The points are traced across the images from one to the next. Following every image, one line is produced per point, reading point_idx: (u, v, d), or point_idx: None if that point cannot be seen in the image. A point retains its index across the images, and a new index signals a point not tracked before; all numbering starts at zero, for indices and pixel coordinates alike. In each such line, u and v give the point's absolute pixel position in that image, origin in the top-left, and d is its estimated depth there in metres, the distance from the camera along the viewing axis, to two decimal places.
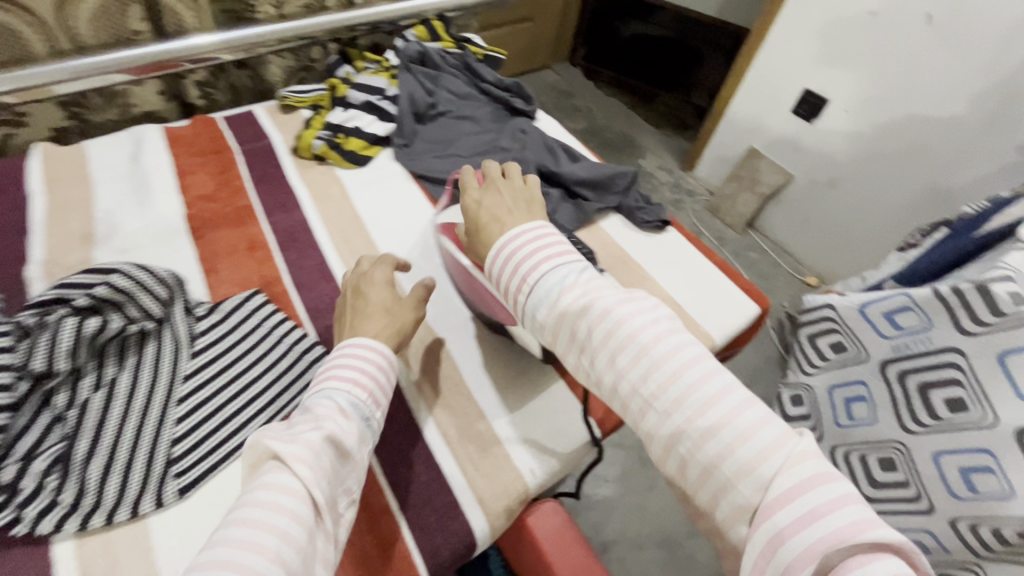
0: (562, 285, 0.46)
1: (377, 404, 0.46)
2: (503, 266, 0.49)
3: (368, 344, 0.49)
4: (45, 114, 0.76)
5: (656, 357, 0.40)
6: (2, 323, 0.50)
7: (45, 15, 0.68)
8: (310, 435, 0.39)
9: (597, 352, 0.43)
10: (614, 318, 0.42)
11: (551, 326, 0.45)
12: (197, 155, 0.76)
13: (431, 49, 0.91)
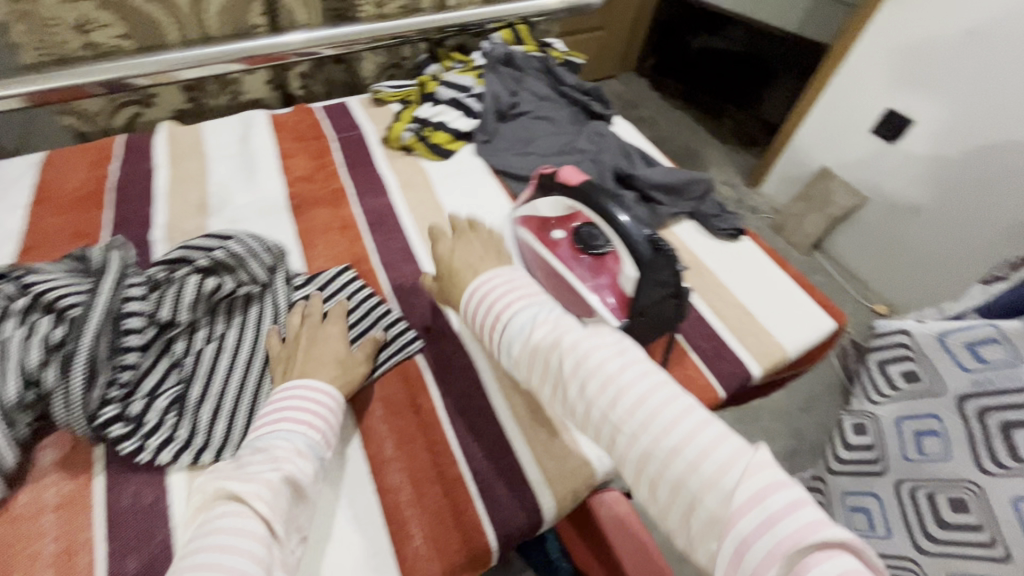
0: (532, 320, 0.45)
1: (329, 446, 0.48)
2: (478, 310, 0.48)
3: (321, 387, 0.50)
4: (170, 96, 0.85)
5: (617, 380, 0.39)
6: (137, 275, 0.57)
7: (183, 8, 0.75)
8: (269, 475, 0.41)
9: (567, 382, 0.41)
10: (579, 347, 0.41)
11: (525, 362, 0.44)
12: (298, 140, 0.83)
13: (516, 52, 0.95)
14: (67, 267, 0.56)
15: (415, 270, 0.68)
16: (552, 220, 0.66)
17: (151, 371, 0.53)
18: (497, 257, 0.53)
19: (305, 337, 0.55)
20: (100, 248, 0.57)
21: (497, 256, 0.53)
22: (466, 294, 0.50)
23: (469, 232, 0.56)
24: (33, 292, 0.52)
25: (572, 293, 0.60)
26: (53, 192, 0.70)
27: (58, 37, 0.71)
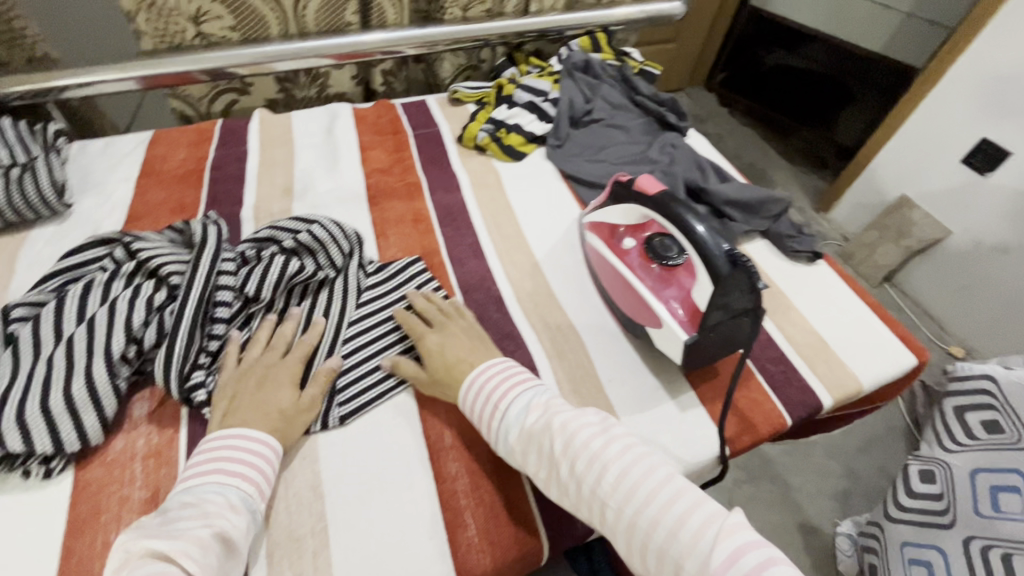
0: (526, 406, 0.50)
1: (265, 496, 0.47)
2: (474, 402, 0.52)
3: (260, 434, 0.48)
4: (264, 86, 0.90)
5: (603, 458, 0.44)
6: (228, 251, 0.60)
7: (285, 4, 0.80)
8: (200, 532, 0.40)
9: (559, 463, 0.46)
10: (566, 429, 0.47)
11: (521, 448, 0.48)
12: (378, 134, 0.86)
13: (594, 59, 0.95)
14: (169, 238, 0.61)
15: (482, 266, 0.70)
16: (622, 227, 0.66)
17: (233, 341, 0.56)
18: (486, 350, 0.56)
19: (253, 377, 0.52)
20: (200, 222, 0.61)
21: (486, 348, 0.57)
22: (466, 387, 0.52)
23: (450, 323, 0.59)
24: (140, 258, 0.56)
25: (640, 303, 0.60)
26: (158, 168, 0.76)
27: (175, 27, 0.77)
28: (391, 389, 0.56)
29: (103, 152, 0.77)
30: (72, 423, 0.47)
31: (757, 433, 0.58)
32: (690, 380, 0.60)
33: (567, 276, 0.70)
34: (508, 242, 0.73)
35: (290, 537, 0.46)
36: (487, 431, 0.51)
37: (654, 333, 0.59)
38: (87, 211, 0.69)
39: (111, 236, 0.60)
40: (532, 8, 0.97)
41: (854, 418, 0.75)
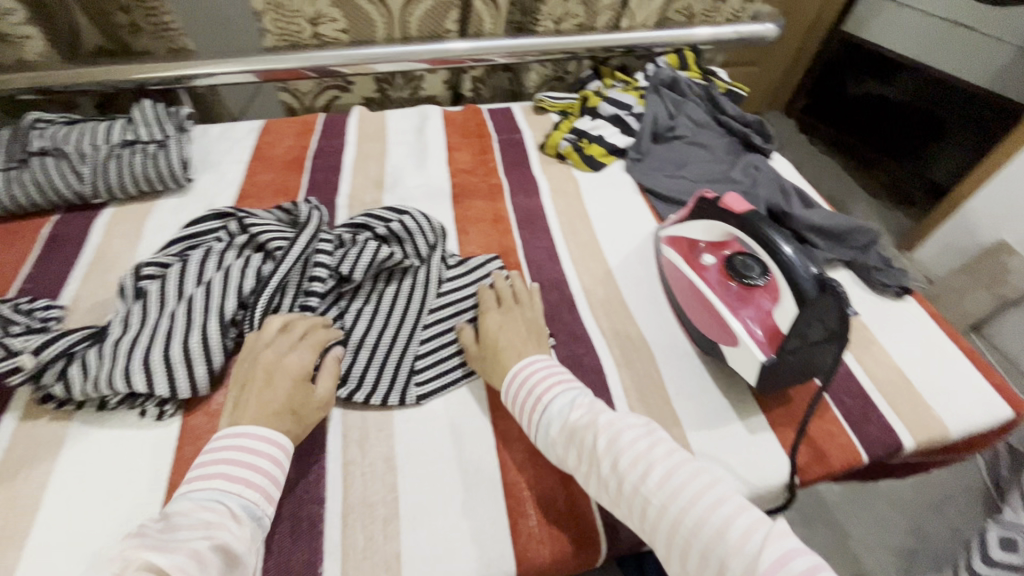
0: (570, 403, 0.51)
1: (271, 502, 0.45)
2: (514, 395, 0.53)
3: (268, 435, 0.47)
4: (364, 85, 0.97)
5: (646, 456, 0.45)
6: (327, 232, 0.64)
7: (394, 12, 0.86)
8: (197, 544, 0.38)
9: (600, 459, 0.46)
10: (611, 426, 0.47)
11: (564, 441, 0.49)
12: (465, 136, 0.90)
13: (682, 76, 0.96)
14: (277, 217, 0.67)
15: (556, 269, 0.71)
16: (703, 243, 0.66)
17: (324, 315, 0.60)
18: (538, 345, 0.58)
19: (258, 381, 0.50)
20: (305, 206, 0.67)
21: (539, 344, 0.59)
22: (509, 373, 0.55)
23: (515, 309, 0.61)
24: (251, 232, 0.62)
25: (716, 319, 0.59)
26: (266, 153, 0.83)
27: (295, 27, 0.84)
28: (464, 376, 0.59)
29: (221, 136, 0.85)
30: (185, 372, 0.53)
31: (829, 466, 0.56)
32: (761, 403, 0.59)
33: (640, 287, 0.70)
34: (583, 249, 0.74)
35: (364, 502, 0.50)
36: (527, 423, 0.52)
37: (728, 351, 0.58)
38: (205, 187, 0.77)
39: (227, 212, 0.66)
40: (623, 23, 0.99)
41: (933, 466, 0.71)
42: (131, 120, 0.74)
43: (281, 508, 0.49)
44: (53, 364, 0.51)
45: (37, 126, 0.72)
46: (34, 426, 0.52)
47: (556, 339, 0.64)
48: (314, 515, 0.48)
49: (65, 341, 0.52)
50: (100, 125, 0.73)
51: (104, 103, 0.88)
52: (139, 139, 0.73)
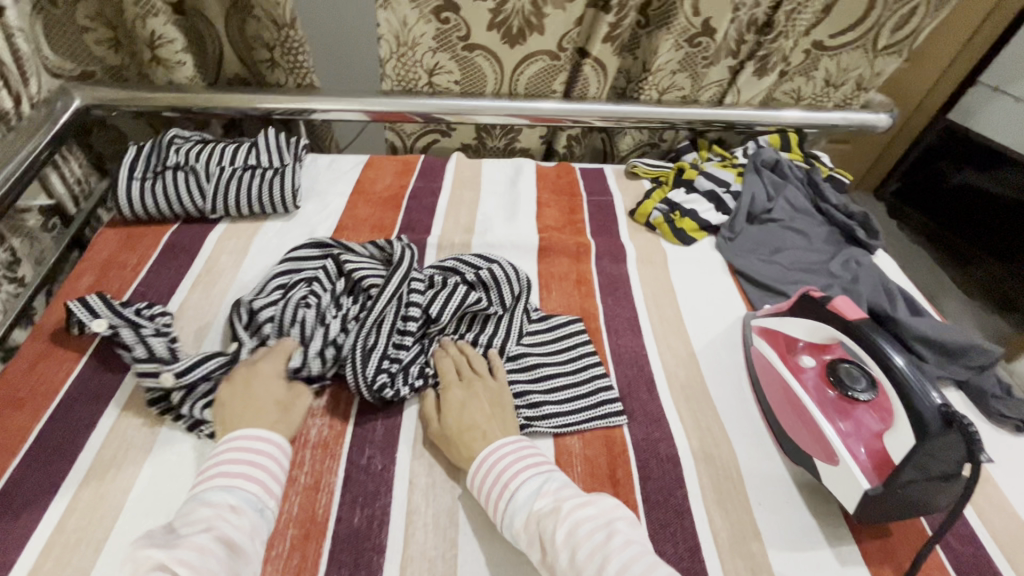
0: (536, 490, 0.47)
1: (274, 494, 0.47)
2: (478, 485, 0.49)
3: (258, 434, 0.49)
4: (465, 132, 1.00)
5: (606, 552, 0.41)
6: (420, 273, 0.67)
7: (506, 71, 0.89)
8: (198, 538, 0.41)
9: (560, 558, 0.42)
10: (570, 514, 0.43)
11: (527, 535, 0.45)
12: (556, 194, 0.91)
13: (784, 159, 0.93)
14: (372, 252, 0.69)
15: (638, 343, 0.69)
16: (802, 342, 0.63)
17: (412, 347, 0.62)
18: (502, 421, 0.55)
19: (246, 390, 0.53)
20: (399, 244, 0.67)
21: (503, 421, 0.55)
22: (476, 464, 0.50)
23: (475, 381, 0.58)
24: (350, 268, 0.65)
25: (810, 431, 0.56)
26: (367, 188, 0.87)
27: (412, 75, 0.88)
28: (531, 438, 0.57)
29: (329, 167, 0.90)
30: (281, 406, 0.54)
31: None
32: (854, 531, 0.54)
33: (725, 375, 0.67)
34: (666, 325, 0.72)
35: (423, 560, 0.48)
36: (493, 512, 0.48)
37: (822, 468, 0.54)
38: (309, 214, 0.81)
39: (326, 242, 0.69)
40: (728, 99, 0.98)
41: None
42: (255, 145, 0.80)
43: (342, 553, 0.48)
44: (182, 386, 0.54)
45: (175, 141, 0.78)
46: (128, 426, 0.55)
47: (631, 418, 0.61)
48: (373, 565, 0.48)
49: (206, 367, 0.56)
50: (227, 147, 0.79)
51: (230, 124, 0.96)
52: (261, 164, 0.79)
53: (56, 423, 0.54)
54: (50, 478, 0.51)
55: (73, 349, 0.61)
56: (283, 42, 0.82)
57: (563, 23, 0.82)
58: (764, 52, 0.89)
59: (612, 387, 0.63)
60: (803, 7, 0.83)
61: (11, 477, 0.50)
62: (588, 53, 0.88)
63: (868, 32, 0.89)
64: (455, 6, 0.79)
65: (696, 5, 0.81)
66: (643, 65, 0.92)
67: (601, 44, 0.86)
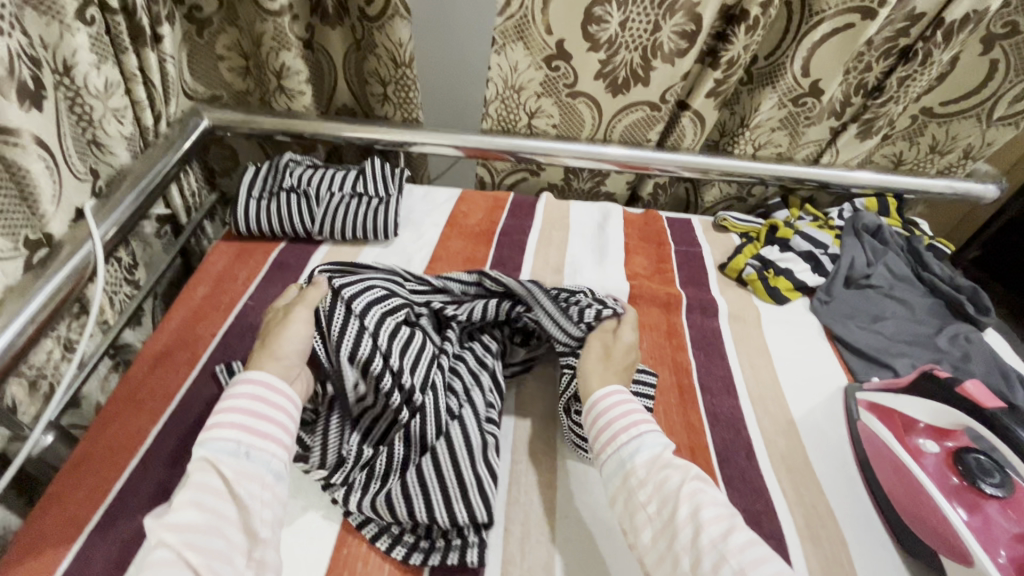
0: (660, 446, 0.49)
1: (258, 433, 0.46)
2: (602, 411, 0.52)
3: (233, 388, 0.48)
4: (553, 172, 1.02)
5: (724, 522, 0.43)
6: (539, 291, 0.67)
7: (603, 118, 0.91)
8: (184, 497, 0.42)
9: (680, 506, 0.44)
10: (696, 480, 0.46)
11: (646, 472, 0.47)
12: (644, 241, 0.90)
13: (886, 225, 0.90)
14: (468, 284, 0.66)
15: (733, 403, 0.67)
16: (922, 424, 0.60)
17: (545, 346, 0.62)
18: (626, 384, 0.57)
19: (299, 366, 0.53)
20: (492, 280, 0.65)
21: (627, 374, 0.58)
22: (606, 398, 0.53)
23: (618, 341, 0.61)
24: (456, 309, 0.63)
25: (938, 521, 0.52)
26: (460, 221, 0.89)
27: (513, 116, 0.91)
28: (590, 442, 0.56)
29: (424, 197, 0.93)
30: (441, 493, 0.50)
31: None
32: None
33: (829, 448, 0.64)
34: (762, 388, 0.69)
35: None
36: (607, 440, 0.50)
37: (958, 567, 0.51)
38: (405, 243, 0.84)
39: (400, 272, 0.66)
40: (824, 159, 0.96)
41: None
42: (362, 173, 0.84)
43: None
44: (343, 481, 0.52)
45: (290, 165, 0.83)
46: None
47: (729, 485, 0.58)
48: None
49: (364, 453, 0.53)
50: (337, 173, 0.83)
51: (334, 151, 1.01)
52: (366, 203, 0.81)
53: (170, 427, 0.57)
54: (163, 482, 0.53)
55: (188, 357, 0.64)
56: (398, 79, 0.86)
57: (669, 77, 0.83)
58: (870, 115, 0.88)
59: (709, 453, 0.61)
60: (920, 72, 0.81)
61: (128, 478, 0.53)
62: (689, 106, 0.88)
63: (985, 101, 0.87)
64: (566, 55, 0.82)
65: (805, 66, 0.81)
66: (741, 120, 0.91)
67: (703, 98, 0.86)
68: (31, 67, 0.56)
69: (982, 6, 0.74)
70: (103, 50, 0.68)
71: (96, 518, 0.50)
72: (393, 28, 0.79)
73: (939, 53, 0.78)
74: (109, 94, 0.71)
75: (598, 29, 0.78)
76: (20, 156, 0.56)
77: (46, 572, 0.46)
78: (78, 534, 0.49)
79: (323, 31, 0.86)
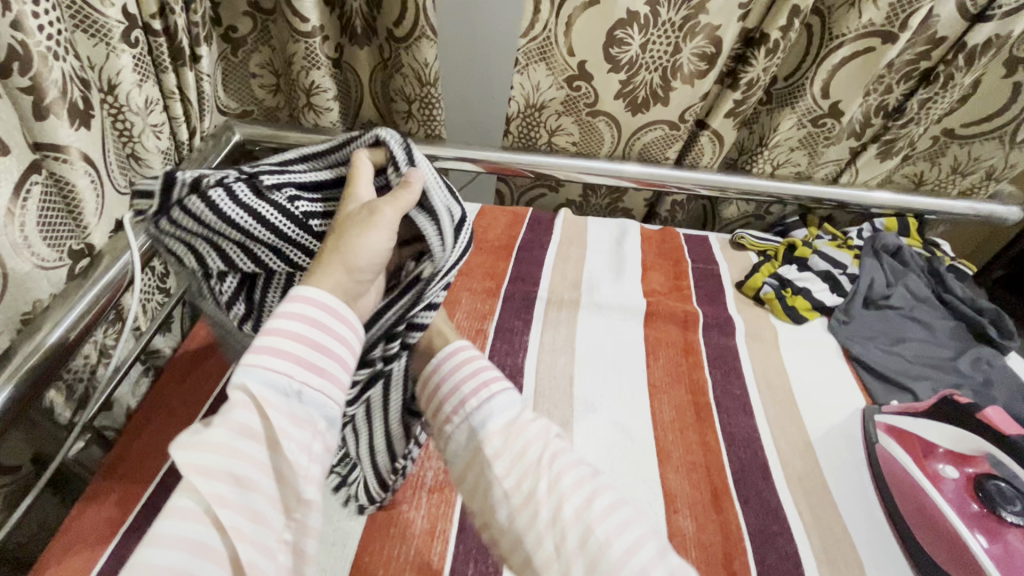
0: (513, 409, 0.50)
1: (309, 370, 0.42)
2: (448, 375, 0.52)
3: (291, 310, 0.43)
4: (572, 188, 1.03)
5: (588, 487, 0.45)
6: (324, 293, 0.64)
7: (622, 135, 0.92)
8: (219, 435, 0.39)
9: (538, 474, 0.45)
10: (552, 443, 0.48)
11: (499, 441, 0.48)
12: (662, 258, 0.91)
13: (906, 246, 0.90)
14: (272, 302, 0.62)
15: (750, 423, 0.67)
16: (941, 449, 0.61)
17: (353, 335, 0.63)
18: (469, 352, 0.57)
19: (369, 278, 0.49)
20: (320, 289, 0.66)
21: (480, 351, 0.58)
22: (453, 361, 0.53)
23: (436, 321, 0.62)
24: None
25: (962, 550, 0.53)
26: (480, 236, 0.91)
27: (534, 134, 0.93)
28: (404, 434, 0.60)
29: None
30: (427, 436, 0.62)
31: None
32: None
33: (846, 469, 0.64)
34: (780, 408, 0.70)
35: None
36: (459, 408, 0.50)
37: None
38: None
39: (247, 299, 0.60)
40: (844, 178, 0.97)
41: None
42: None
43: None
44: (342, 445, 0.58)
45: None
46: None
47: (745, 505, 0.59)
48: None
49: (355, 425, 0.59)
50: None
51: None
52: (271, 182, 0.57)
53: None
54: None
55: (218, 365, 0.66)
56: (422, 97, 0.88)
57: (689, 97, 0.84)
58: (890, 136, 0.88)
59: (724, 472, 0.61)
60: (941, 95, 0.81)
61: (161, 480, 0.55)
62: (708, 125, 0.89)
63: (1007, 124, 0.87)
64: (588, 76, 0.83)
65: (825, 88, 0.82)
66: (760, 138, 0.92)
67: (722, 118, 0.87)
68: (82, 88, 0.59)
69: (1005, 30, 0.74)
70: (145, 70, 0.72)
71: (132, 518, 0.52)
72: (419, 48, 0.81)
73: (960, 77, 0.79)
74: (149, 110, 0.74)
75: (619, 50, 0.80)
76: (69, 172, 0.59)
77: (85, 568, 0.48)
78: (113, 533, 0.51)
79: (352, 51, 0.89)
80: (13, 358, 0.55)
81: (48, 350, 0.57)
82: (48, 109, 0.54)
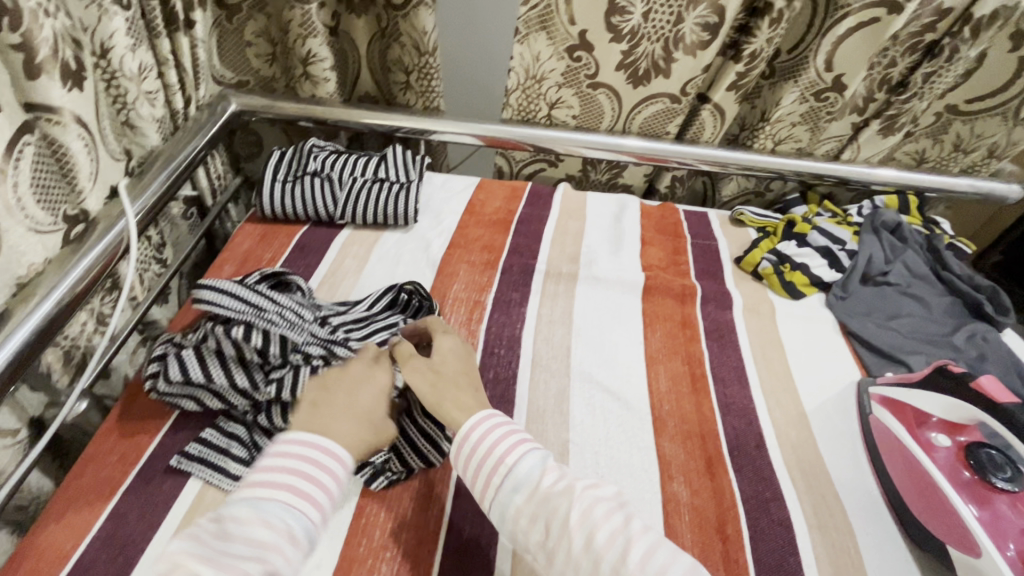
0: (538, 468, 0.46)
1: (325, 525, 0.43)
2: (470, 451, 0.48)
3: (336, 451, 0.45)
4: (572, 163, 1.03)
5: (629, 536, 0.40)
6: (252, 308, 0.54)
7: (622, 109, 0.91)
8: (251, 566, 0.37)
9: (571, 535, 0.41)
10: (585, 494, 0.43)
11: (527, 510, 0.44)
12: (660, 233, 0.91)
13: (906, 223, 0.90)
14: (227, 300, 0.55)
15: (745, 395, 0.68)
16: (935, 418, 0.61)
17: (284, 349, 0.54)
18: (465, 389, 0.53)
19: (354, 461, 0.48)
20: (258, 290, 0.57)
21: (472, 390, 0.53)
22: (463, 431, 0.49)
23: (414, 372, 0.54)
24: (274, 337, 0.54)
25: (948, 516, 0.53)
26: (479, 210, 0.90)
27: (534, 107, 0.92)
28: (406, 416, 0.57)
29: (443, 185, 0.94)
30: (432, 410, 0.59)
31: None
32: None
33: (839, 439, 0.64)
34: (775, 380, 0.70)
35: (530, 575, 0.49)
36: (488, 480, 0.46)
37: (969, 559, 0.51)
38: (424, 229, 0.85)
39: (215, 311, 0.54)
40: (846, 155, 0.96)
41: None
42: (383, 160, 0.86)
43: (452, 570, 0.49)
44: None
45: (314, 150, 0.84)
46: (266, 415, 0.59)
47: (738, 473, 0.59)
48: None
49: None
50: (359, 159, 0.85)
51: (356, 138, 1.03)
52: (231, 314, 0.54)
53: None
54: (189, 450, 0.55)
55: None
56: (421, 67, 0.87)
57: (691, 68, 0.83)
58: (893, 111, 0.87)
59: (720, 441, 0.62)
60: (946, 68, 0.80)
61: (158, 444, 0.55)
62: (709, 99, 0.88)
63: (1011, 100, 0.86)
64: (589, 46, 0.82)
65: (829, 61, 0.81)
66: (762, 113, 0.91)
67: (724, 91, 0.86)
68: (73, 48, 0.58)
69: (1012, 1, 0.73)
70: (138, 34, 0.71)
71: (130, 480, 0.52)
72: (418, 16, 0.80)
73: (966, 49, 0.78)
74: (142, 77, 0.73)
75: (621, 20, 0.79)
76: (61, 134, 0.58)
77: (84, 526, 0.49)
78: (112, 493, 0.51)
79: (349, 20, 0.87)
80: (9, 320, 0.54)
81: (44, 313, 0.57)
82: (40, 68, 0.53)
